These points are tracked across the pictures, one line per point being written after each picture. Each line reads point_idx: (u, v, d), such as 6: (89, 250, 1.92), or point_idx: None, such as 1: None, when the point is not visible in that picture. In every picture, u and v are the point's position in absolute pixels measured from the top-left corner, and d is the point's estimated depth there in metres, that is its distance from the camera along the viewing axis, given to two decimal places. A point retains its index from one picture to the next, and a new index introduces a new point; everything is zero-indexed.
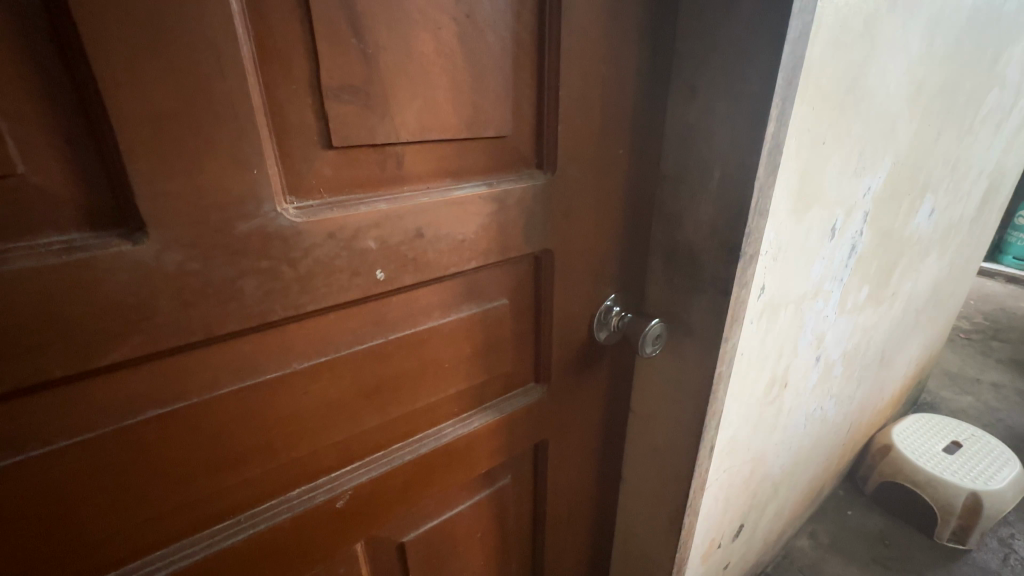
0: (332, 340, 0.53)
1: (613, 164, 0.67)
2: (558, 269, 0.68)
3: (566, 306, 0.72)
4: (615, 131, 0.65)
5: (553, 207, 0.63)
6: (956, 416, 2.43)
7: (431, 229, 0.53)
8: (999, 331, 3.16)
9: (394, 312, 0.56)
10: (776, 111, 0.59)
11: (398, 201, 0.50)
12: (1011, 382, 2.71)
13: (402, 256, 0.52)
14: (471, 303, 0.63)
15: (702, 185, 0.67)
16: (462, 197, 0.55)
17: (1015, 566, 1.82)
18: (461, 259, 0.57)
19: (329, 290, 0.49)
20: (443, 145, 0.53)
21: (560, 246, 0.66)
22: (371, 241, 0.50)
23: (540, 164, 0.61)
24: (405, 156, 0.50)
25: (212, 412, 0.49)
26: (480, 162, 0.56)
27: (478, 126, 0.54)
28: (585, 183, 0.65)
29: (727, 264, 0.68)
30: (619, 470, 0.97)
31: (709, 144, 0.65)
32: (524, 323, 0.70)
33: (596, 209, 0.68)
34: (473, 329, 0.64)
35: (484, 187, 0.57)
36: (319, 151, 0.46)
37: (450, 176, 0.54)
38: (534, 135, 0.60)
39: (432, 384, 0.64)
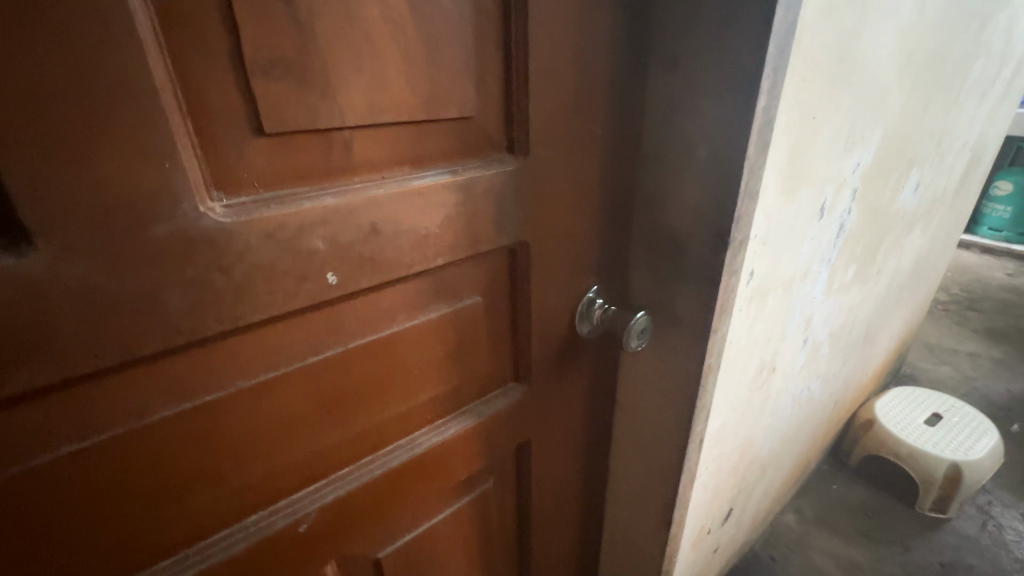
0: (284, 352, 0.47)
1: (591, 143, 0.61)
2: (533, 261, 0.62)
3: (544, 300, 0.67)
4: (592, 108, 0.59)
5: (527, 194, 0.57)
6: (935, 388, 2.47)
7: (389, 224, 0.47)
8: (975, 301, 3.21)
9: (354, 317, 0.51)
10: (767, 83, 0.53)
11: (349, 193, 0.44)
12: (987, 352, 2.76)
13: (356, 255, 0.46)
14: (441, 303, 0.57)
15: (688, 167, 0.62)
16: (423, 186, 0.48)
17: (993, 533, 1.87)
18: (427, 255, 0.52)
19: (272, 298, 0.43)
20: (399, 129, 0.46)
21: (535, 236, 0.61)
22: (319, 240, 0.44)
23: (511, 146, 0.55)
24: (354, 142, 0.44)
25: (148, 441, 0.43)
26: (443, 146, 0.50)
27: (438, 105, 0.48)
28: (560, 167, 0.59)
29: (715, 251, 0.63)
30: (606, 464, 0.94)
31: (695, 121, 0.59)
32: (499, 320, 0.65)
33: (573, 195, 0.62)
34: (444, 331, 0.59)
35: (449, 175, 0.50)
36: (250, 138, 0.39)
37: (408, 162, 0.48)
38: (503, 115, 0.54)
39: (403, 392, 0.58)
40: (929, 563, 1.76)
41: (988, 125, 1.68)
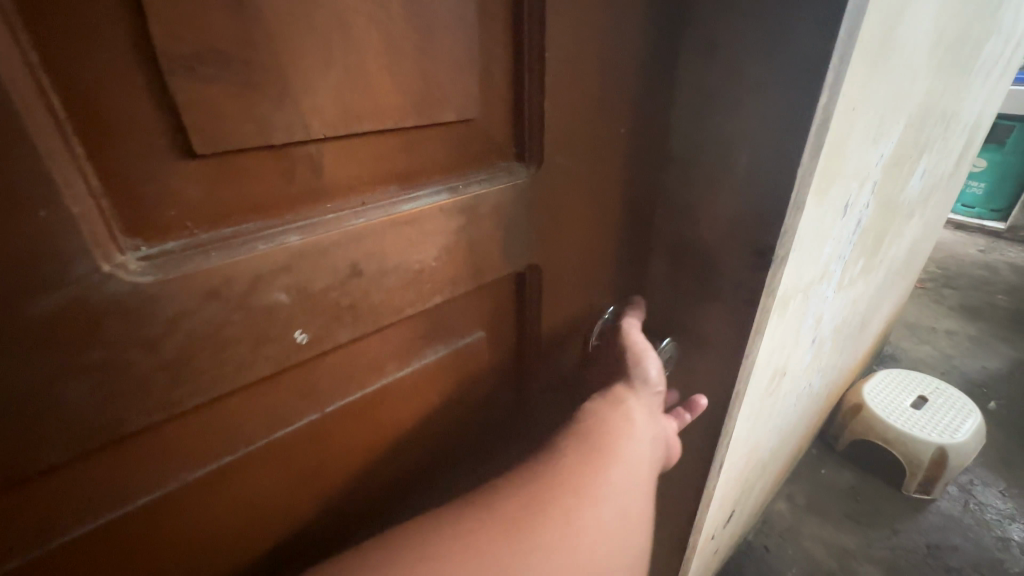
0: (242, 429, 0.37)
1: (612, 145, 0.51)
2: (544, 285, 0.53)
3: (555, 327, 0.57)
4: (614, 103, 0.49)
5: (539, 209, 0.47)
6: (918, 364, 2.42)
7: (371, 263, 0.37)
8: (954, 274, 2.94)
9: (332, 375, 0.40)
10: (832, 75, 0.44)
11: (319, 228, 0.33)
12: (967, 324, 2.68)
13: (330, 305, 0.36)
14: (438, 343, 0.47)
15: (724, 171, 0.52)
16: (415, 212, 0.38)
17: (979, 513, 1.84)
18: (420, 295, 0.41)
19: (220, 370, 0.33)
20: (382, 139, 0.35)
21: (547, 256, 0.51)
22: (282, 292, 0.33)
23: (520, 154, 0.45)
24: (324, 159, 0.33)
25: (73, 557, 0.33)
26: (439, 157, 0.39)
27: (433, 107, 0.37)
28: (577, 175, 0.49)
29: (754, 270, 0.54)
30: None
31: (737, 119, 0.50)
32: (505, 353, 0.55)
33: (589, 206, 0.52)
34: (442, 375, 0.49)
35: (447, 194, 0.40)
36: (175, 163, 0.28)
37: (396, 181, 0.37)
38: (512, 116, 0.43)
39: (396, 449, 0.49)
40: (916, 547, 1.75)
41: (988, 103, 1.62)
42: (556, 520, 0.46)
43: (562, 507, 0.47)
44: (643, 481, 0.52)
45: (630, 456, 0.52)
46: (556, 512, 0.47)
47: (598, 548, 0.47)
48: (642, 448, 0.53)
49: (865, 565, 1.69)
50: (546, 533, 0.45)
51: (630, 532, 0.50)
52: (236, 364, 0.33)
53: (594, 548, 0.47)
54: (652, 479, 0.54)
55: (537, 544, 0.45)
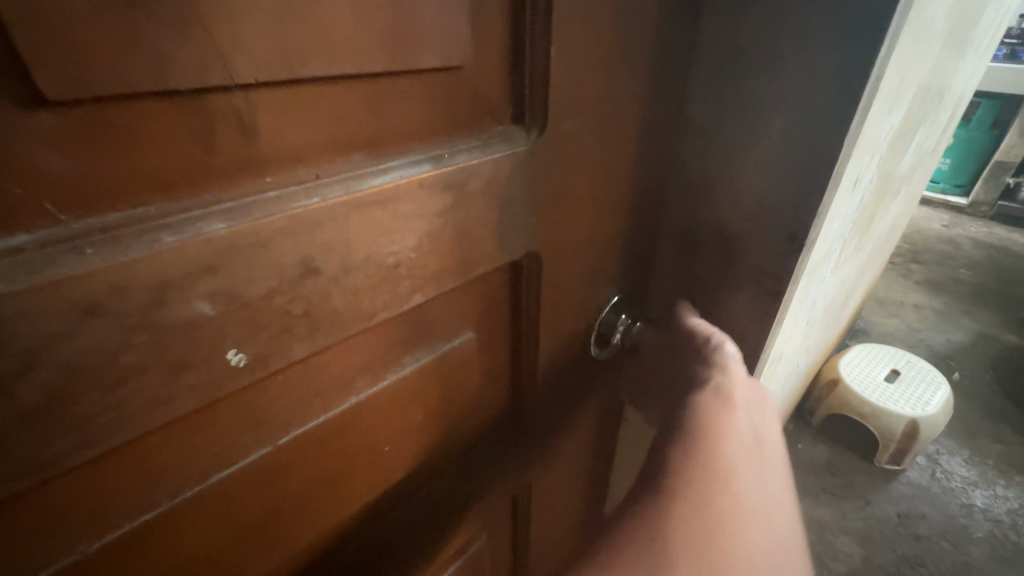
0: (165, 475, 0.28)
1: (626, 106, 0.42)
2: (542, 273, 0.44)
3: (552, 323, 0.48)
4: (631, 54, 0.40)
5: (541, 182, 0.38)
6: (889, 340, 1.94)
7: (332, 259, 0.27)
8: (925, 237, 2.61)
9: (286, 401, 0.31)
10: (897, 23, 0.36)
11: (254, 212, 0.24)
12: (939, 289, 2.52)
13: (276, 315, 0.27)
14: (418, 349, 0.38)
15: (756, 141, 0.44)
16: (387, 189, 0.28)
17: (942, 481, 1.44)
18: (398, 296, 0.32)
19: (121, 409, 0.24)
20: (344, 89, 0.26)
21: (547, 240, 0.42)
22: (206, 302, 0.24)
23: (519, 116, 0.36)
24: (263, 117, 0.24)
25: None
26: (420, 117, 0.29)
27: (414, 49, 0.27)
28: (585, 142, 0.40)
29: (783, 255, 0.47)
30: (606, 483, 0.79)
31: (778, 79, 0.42)
32: (496, 355, 0.46)
33: (596, 179, 0.43)
34: (425, 387, 0.40)
35: (429, 166, 0.30)
36: (13, 116, 0.18)
37: (364, 149, 0.28)
38: (511, 66, 0.33)
39: (367, 477, 0.40)
40: (888, 517, 1.35)
41: (980, 67, 1.52)
42: (691, 514, 0.33)
43: (693, 495, 0.34)
44: (776, 454, 0.39)
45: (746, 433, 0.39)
46: (687, 503, 0.34)
47: (764, 540, 0.33)
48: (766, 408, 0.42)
49: (842, 537, 1.30)
50: (686, 533, 0.32)
51: (792, 519, 0.36)
52: (141, 401, 0.24)
53: (759, 555, 0.32)
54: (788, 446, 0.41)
55: (680, 552, 0.32)
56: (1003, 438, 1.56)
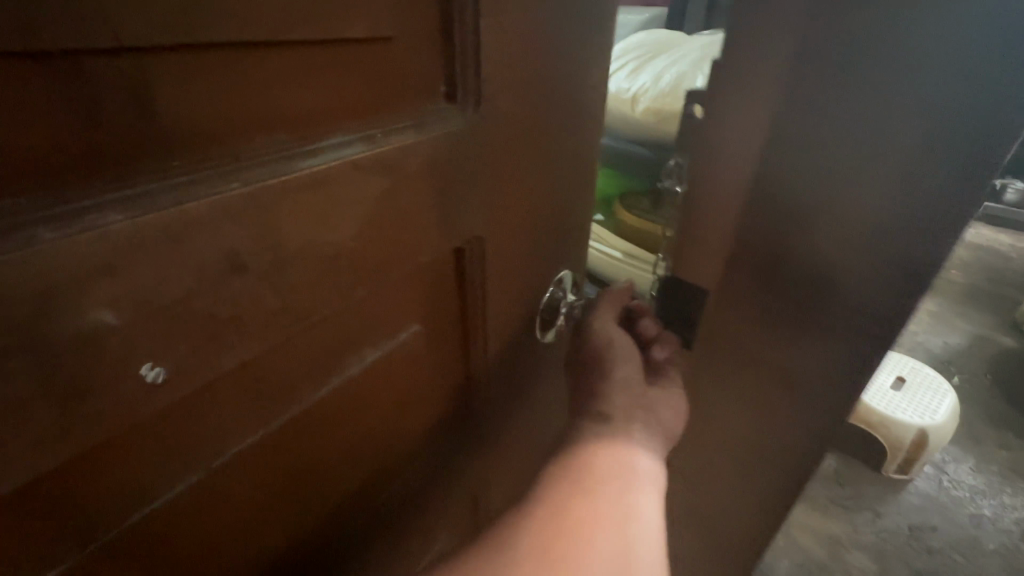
0: (75, 521, 0.23)
1: (579, 87, 0.39)
2: (491, 270, 0.39)
3: (508, 323, 0.44)
4: (580, 30, 0.36)
5: (491, 159, 0.34)
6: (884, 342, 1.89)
7: (263, 253, 0.24)
8: None
9: (217, 422, 0.27)
10: None
11: (160, 198, 0.20)
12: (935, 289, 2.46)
13: (195, 322, 0.23)
14: (361, 350, 0.33)
15: (879, 159, 0.33)
16: (316, 172, 0.24)
17: (949, 490, 1.38)
18: (337, 291, 0.28)
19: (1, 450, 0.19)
20: (256, 56, 0.21)
21: (494, 232, 0.37)
22: (102, 309, 0.20)
23: (453, 93, 0.30)
24: (159, 86, 0.19)
25: None
26: (354, 89, 0.25)
27: (334, 13, 0.23)
28: (537, 123, 0.36)
29: (902, 302, 0.37)
30: None
31: (910, 89, 0.30)
32: (452, 356, 0.41)
33: (553, 158, 0.40)
34: (378, 395, 0.36)
35: (362, 145, 0.26)
36: None
37: (285, 127, 0.23)
38: (443, 37, 0.29)
39: (322, 491, 0.36)
40: (901, 531, 1.28)
41: None
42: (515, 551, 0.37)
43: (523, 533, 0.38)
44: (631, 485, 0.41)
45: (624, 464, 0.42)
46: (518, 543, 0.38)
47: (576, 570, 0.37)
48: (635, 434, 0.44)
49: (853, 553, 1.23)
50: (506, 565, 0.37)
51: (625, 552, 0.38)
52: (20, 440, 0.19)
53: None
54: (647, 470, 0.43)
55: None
56: (1006, 444, 1.50)
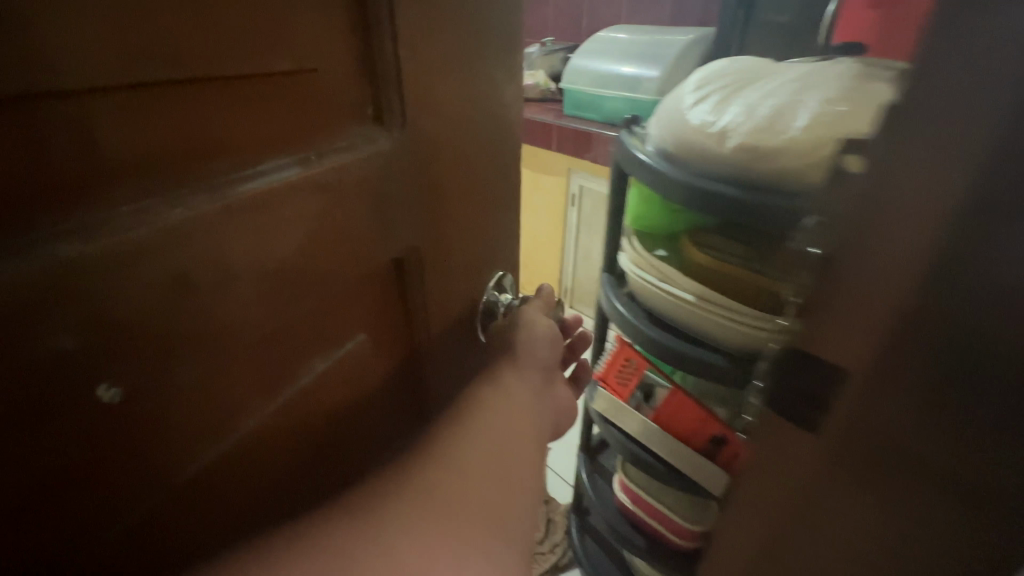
0: None
1: (490, 67, 0.31)
2: (433, 287, 0.33)
3: (448, 342, 0.37)
4: (506, 39, 0.32)
5: (437, 168, 0.30)
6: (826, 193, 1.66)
7: (195, 300, 0.20)
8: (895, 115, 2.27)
9: (194, 473, 0.22)
10: None
11: (104, 219, 0.17)
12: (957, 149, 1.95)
13: (143, 348, 0.19)
14: (310, 364, 0.27)
15: None
16: (250, 199, 0.21)
17: None
18: (288, 298, 0.24)
19: None
20: (201, 60, 0.18)
21: (433, 244, 0.32)
22: (54, 335, 0.16)
23: (382, 117, 0.26)
24: (110, 96, 0.16)
25: None
26: (296, 99, 0.22)
27: (267, 48, 0.20)
28: (484, 128, 0.32)
29: None
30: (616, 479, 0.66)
31: None
32: (393, 382, 0.34)
33: (500, 167, 0.35)
34: (337, 423, 0.30)
35: (297, 168, 0.22)
36: None
37: (220, 154, 0.19)
38: (361, 31, 0.23)
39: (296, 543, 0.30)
40: None
41: None
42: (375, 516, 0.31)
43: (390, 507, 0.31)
44: (523, 424, 0.40)
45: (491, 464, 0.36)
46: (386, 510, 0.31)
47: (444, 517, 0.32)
48: (528, 362, 0.43)
49: None
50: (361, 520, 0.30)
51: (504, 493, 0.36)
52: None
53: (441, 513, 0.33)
54: (532, 406, 0.42)
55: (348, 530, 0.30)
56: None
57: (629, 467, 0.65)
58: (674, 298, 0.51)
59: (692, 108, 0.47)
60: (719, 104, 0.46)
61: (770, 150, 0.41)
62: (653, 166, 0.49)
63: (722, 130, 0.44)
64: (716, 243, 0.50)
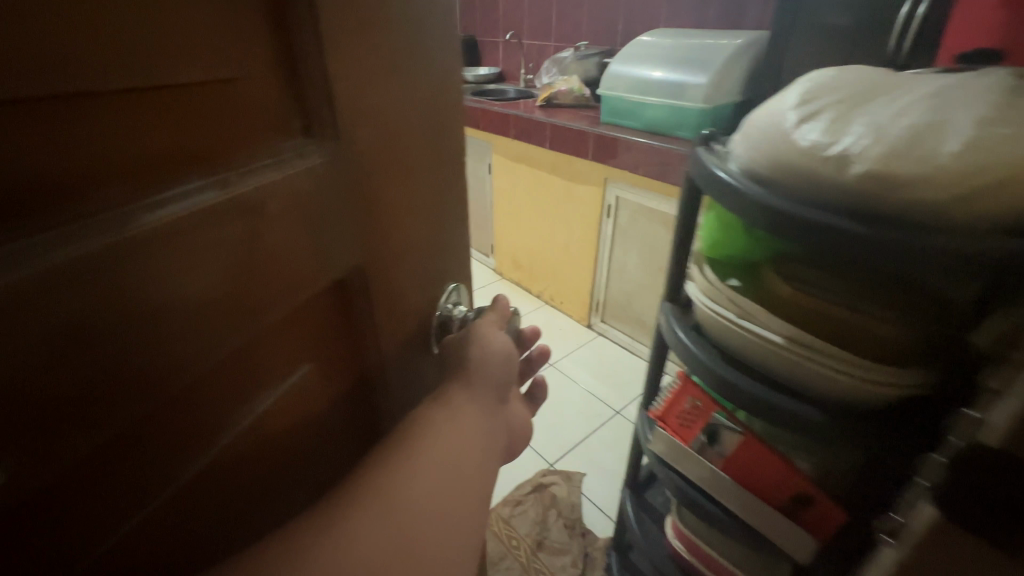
0: None
1: (434, 68, 0.29)
2: (385, 302, 0.31)
3: (404, 359, 0.35)
4: (448, 30, 0.29)
5: (379, 180, 0.27)
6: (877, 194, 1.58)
7: (112, 343, 0.16)
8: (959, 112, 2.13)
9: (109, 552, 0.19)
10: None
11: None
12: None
13: (52, 408, 0.14)
14: (246, 402, 0.24)
15: None
16: (180, 225, 0.17)
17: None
18: (237, 333, 0.21)
19: None
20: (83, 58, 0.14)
21: (382, 257, 0.29)
22: None
23: (319, 130, 0.23)
24: None
25: None
26: (206, 107, 0.18)
27: (199, 65, 0.17)
28: (427, 135, 0.30)
29: None
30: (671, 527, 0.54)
31: None
32: (339, 406, 0.32)
33: (442, 176, 0.33)
34: (277, 457, 0.28)
35: (218, 191, 0.19)
36: None
37: (109, 176, 0.16)
38: (276, 33, 0.20)
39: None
40: None
41: None
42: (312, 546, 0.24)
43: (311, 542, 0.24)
44: (479, 448, 0.32)
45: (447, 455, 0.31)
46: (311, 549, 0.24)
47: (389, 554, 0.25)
48: (489, 372, 0.35)
49: None
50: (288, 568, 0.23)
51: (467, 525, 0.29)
52: None
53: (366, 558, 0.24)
54: (498, 423, 0.35)
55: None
56: None
57: (685, 511, 0.53)
58: (780, 348, 0.37)
59: (795, 129, 0.31)
60: (840, 120, 0.29)
61: (913, 186, 0.26)
62: (751, 205, 0.33)
63: (855, 157, 0.28)
64: (844, 285, 0.35)
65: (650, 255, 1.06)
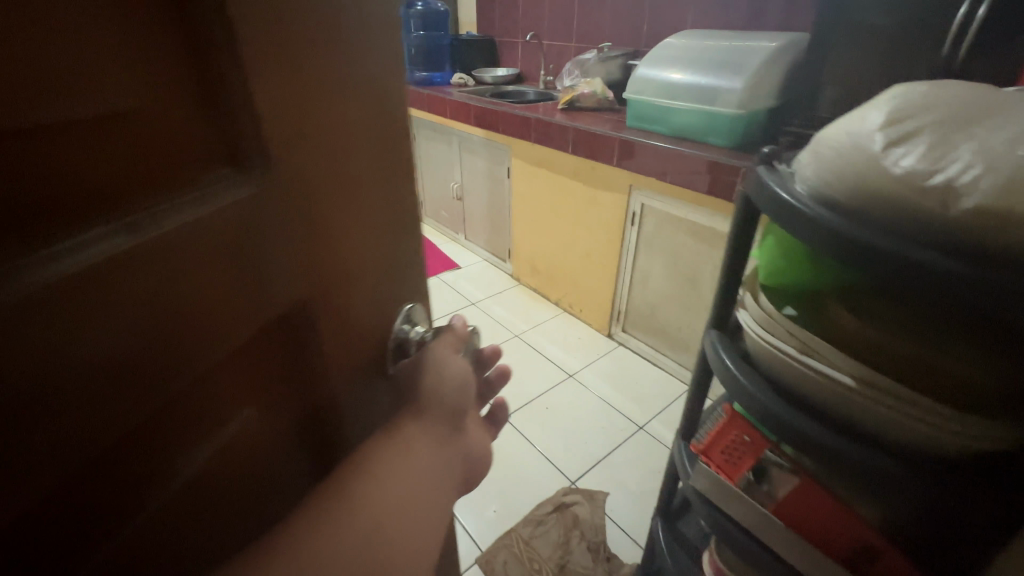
0: None
1: (368, 79, 0.25)
2: (334, 333, 0.27)
3: (358, 400, 0.31)
4: (386, 36, 0.26)
5: (318, 196, 0.23)
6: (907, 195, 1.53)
7: None
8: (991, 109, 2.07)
9: None
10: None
11: None
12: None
13: None
14: (187, 461, 0.20)
15: None
16: (52, 280, 0.13)
17: None
18: (140, 398, 0.17)
19: None
20: None
21: (326, 290, 0.26)
22: None
23: (244, 157, 0.20)
24: None
25: None
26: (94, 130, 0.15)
27: (80, 80, 0.14)
28: (368, 140, 0.26)
29: None
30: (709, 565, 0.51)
31: None
32: (299, 448, 0.28)
33: (394, 184, 0.29)
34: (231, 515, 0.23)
35: (118, 237, 0.15)
36: None
37: None
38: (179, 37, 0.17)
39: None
40: None
41: None
42: None
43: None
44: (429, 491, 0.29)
45: (389, 503, 0.27)
46: None
47: None
48: (437, 406, 0.31)
49: None
50: None
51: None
52: None
53: None
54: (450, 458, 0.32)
55: None
56: None
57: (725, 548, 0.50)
58: (850, 392, 0.34)
59: (885, 156, 0.27)
60: (941, 144, 0.26)
61: None
62: (828, 233, 0.30)
63: (965, 190, 0.25)
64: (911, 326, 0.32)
65: (675, 265, 1.03)
